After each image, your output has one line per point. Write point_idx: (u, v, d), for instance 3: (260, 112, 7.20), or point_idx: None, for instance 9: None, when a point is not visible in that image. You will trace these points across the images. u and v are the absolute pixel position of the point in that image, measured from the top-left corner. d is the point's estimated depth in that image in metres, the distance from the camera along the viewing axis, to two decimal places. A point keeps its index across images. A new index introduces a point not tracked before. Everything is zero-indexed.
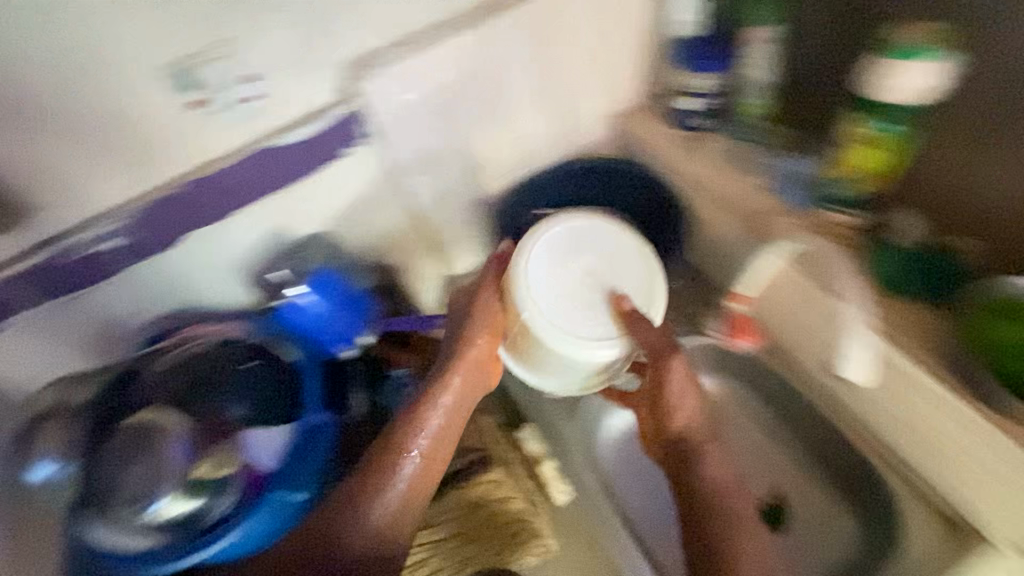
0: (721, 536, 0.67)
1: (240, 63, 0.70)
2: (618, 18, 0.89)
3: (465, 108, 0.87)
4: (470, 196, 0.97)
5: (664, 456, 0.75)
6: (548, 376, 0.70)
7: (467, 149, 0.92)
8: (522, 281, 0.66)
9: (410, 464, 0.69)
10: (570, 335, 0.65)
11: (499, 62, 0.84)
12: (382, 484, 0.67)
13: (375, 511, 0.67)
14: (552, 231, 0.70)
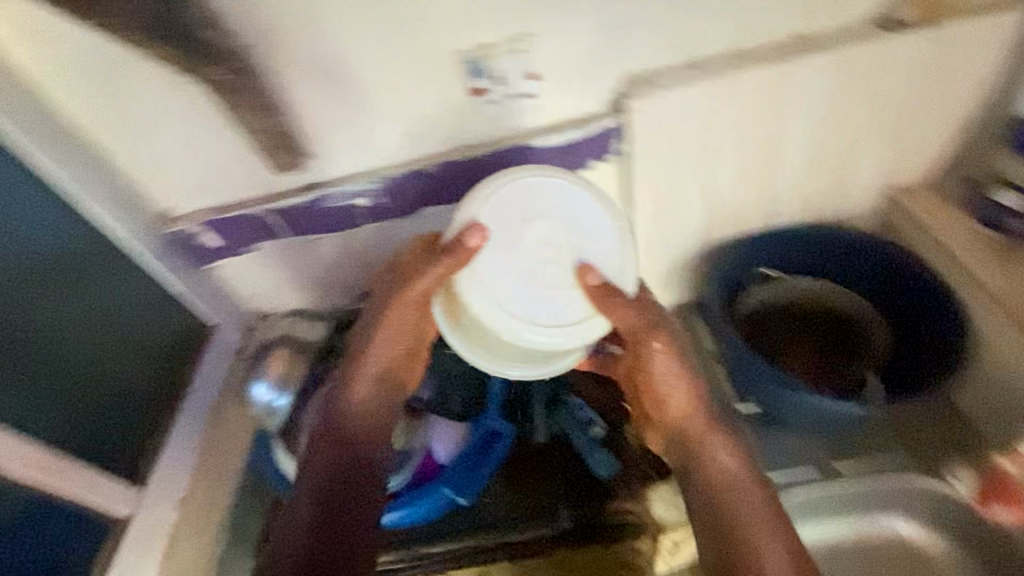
0: (733, 523, 0.62)
1: (530, 59, 0.71)
2: (937, 87, 0.79)
3: (727, 149, 0.81)
4: (692, 235, 0.92)
5: (666, 445, 0.70)
6: (512, 365, 0.69)
7: (711, 191, 0.86)
8: (474, 271, 0.65)
9: (355, 411, 0.67)
10: (528, 317, 0.66)
11: (786, 105, 0.78)
12: (339, 432, 0.66)
13: (349, 413, 0.67)
14: (500, 191, 0.65)
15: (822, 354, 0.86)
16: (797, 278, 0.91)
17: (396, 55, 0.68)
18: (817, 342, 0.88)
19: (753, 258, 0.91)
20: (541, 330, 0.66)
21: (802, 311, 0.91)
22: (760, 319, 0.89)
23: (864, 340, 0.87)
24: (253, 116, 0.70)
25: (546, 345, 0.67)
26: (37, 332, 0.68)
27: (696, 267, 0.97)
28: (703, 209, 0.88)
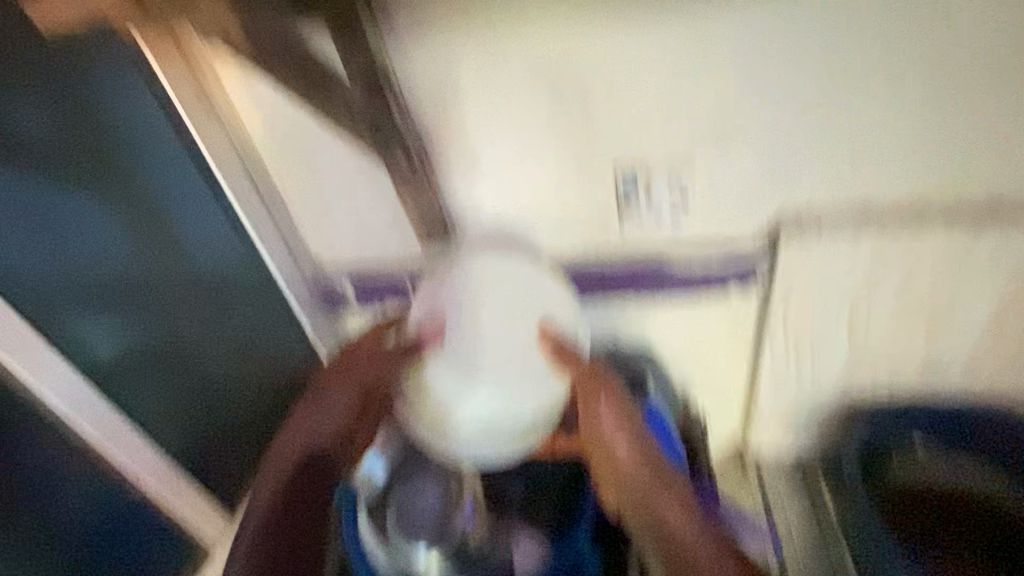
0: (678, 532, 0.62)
1: (687, 186, 0.72)
2: None
3: (887, 303, 0.75)
4: (830, 385, 0.83)
5: (620, 498, 0.65)
6: (481, 440, 0.64)
7: (860, 343, 0.78)
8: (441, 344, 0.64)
9: (292, 453, 0.66)
10: (505, 395, 0.63)
11: (961, 271, 0.71)
12: (275, 467, 0.66)
13: (301, 438, 0.66)
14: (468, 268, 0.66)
15: (961, 537, 0.80)
16: (951, 452, 0.84)
17: (557, 163, 0.72)
18: (959, 522, 0.81)
19: (902, 427, 0.83)
20: (520, 406, 0.63)
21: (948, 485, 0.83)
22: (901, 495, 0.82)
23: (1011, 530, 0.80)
24: (413, 202, 0.74)
25: (520, 423, 0.64)
26: None
27: (827, 419, 0.87)
28: (846, 362, 0.81)
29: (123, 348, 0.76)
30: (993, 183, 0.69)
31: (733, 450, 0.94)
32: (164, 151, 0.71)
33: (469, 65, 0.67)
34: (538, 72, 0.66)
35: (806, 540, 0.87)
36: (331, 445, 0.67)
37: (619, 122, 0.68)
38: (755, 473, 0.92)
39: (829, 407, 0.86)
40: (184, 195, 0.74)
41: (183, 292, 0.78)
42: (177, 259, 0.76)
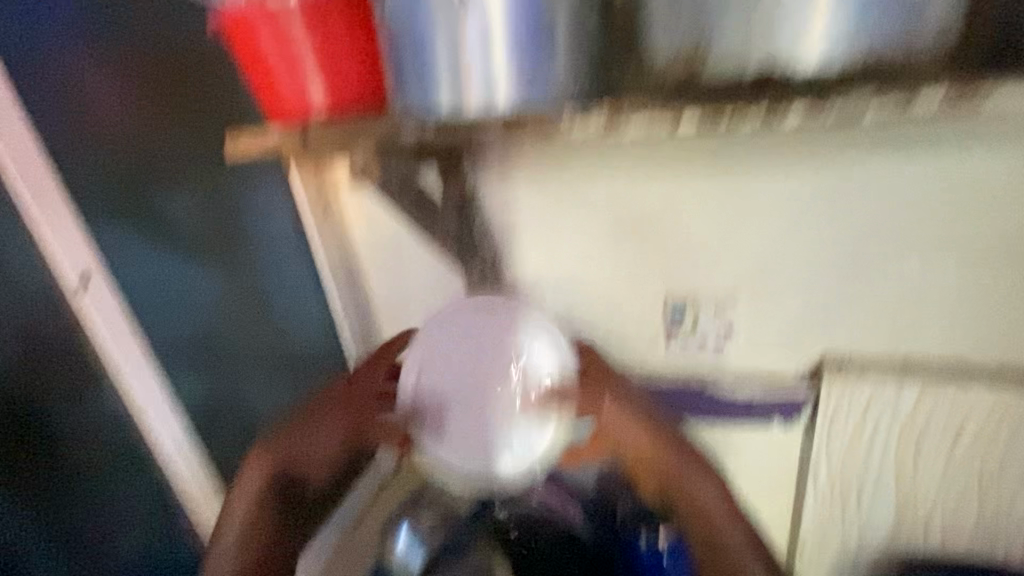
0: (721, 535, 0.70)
1: (730, 317, 0.78)
2: None
3: (935, 456, 0.74)
4: (878, 532, 0.81)
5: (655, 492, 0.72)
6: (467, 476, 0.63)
7: (909, 492, 0.77)
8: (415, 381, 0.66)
9: (256, 483, 0.71)
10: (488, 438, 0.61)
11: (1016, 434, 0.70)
12: (243, 493, 0.71)
13: (268, 471, 0.72)
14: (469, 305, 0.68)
15: None
16: None
17: (609, 286, 0.81)
18: None
19: None
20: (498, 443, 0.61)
21: None
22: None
23: None
24: None
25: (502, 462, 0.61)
26: None
27: (877, 567, 0.84)
28: (894, 510, 0.79)
29: (194, 399, 0.84)
30: None
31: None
32: (276, 243, 0.87)
33: (539, 200, 0.79)
34: (598, 210, 0.77)
35: None
36: (308, 473, 0.73)
37: (666, 258, 0.77)
38: None
39: (879, 557, 0.83)
40: (284, 278, 0.89)
41: (277, 358, 0.92)
42: (264, 324, 0.90)
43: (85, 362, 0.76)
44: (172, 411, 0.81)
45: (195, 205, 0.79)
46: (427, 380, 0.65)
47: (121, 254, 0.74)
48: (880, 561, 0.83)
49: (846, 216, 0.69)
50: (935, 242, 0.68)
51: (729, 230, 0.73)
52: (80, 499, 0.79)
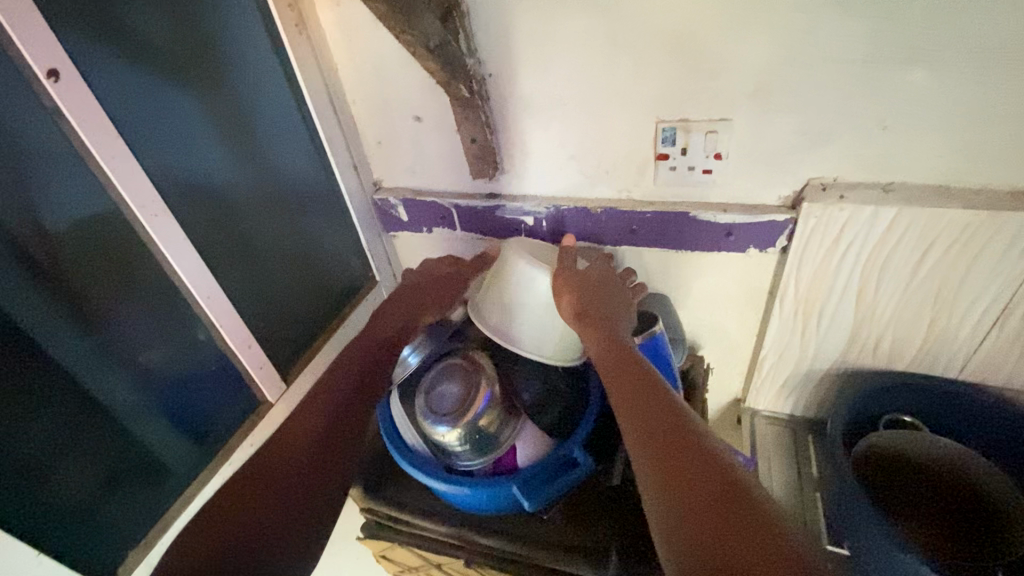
0: (663, 398, 0.62)
1: (720, 142, 0.76)
2: None
3: (897, 278, 0.78)
4: (832, 350, 0.90)
5: (605, 362, 0.69)
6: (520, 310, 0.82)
7: (866, 311, 0.83)
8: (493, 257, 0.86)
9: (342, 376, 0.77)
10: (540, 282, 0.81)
11: (978, 255, 0.73)
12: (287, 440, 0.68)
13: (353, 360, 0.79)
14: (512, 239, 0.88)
15: (921, 515, 0.83)
16: (950, 445, 0.83)
17: (598, 109, 0.79)
18: (923, 499, 0.84)
19: (896, 395, 0.89)
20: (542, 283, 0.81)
21: (933, 474, 0.85)
22: (888, 464, 0.86)
23: (972, 519, 0.81)
24: (470, 131, 0.83)
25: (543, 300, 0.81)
26: (266, 246, 0.89)
27: (824, 379, 0.94)
28: (849, 329, 0.86)
29: (162, 319, 0.76)
30: None
31: (736, 389, 1.06)
32: (265, 74, 0.83)
33: (526, 7, 0.72)
34: (589, 19, 0.71)
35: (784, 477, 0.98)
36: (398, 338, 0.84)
37: (661, 76, 0.73)
38: (750, 413, 1.04)
39: (827, 370, 0.93)
40: (279, 116, 0.86)
41: (273, 199, 0.89)
42: (258, 163, 0.85)
43: (80, 244, 0.65)
44: (202, 279, 0.76)
45: (162, 20, 0.68)
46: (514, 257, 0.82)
47: (106, 83, 0.63)
48: (827, 373, 0.93)
49: (854, 22, 0.63)
50: (949, 52, 0.62)
51: (730, 40, 0.68)
52: (107, 372, 0.72)
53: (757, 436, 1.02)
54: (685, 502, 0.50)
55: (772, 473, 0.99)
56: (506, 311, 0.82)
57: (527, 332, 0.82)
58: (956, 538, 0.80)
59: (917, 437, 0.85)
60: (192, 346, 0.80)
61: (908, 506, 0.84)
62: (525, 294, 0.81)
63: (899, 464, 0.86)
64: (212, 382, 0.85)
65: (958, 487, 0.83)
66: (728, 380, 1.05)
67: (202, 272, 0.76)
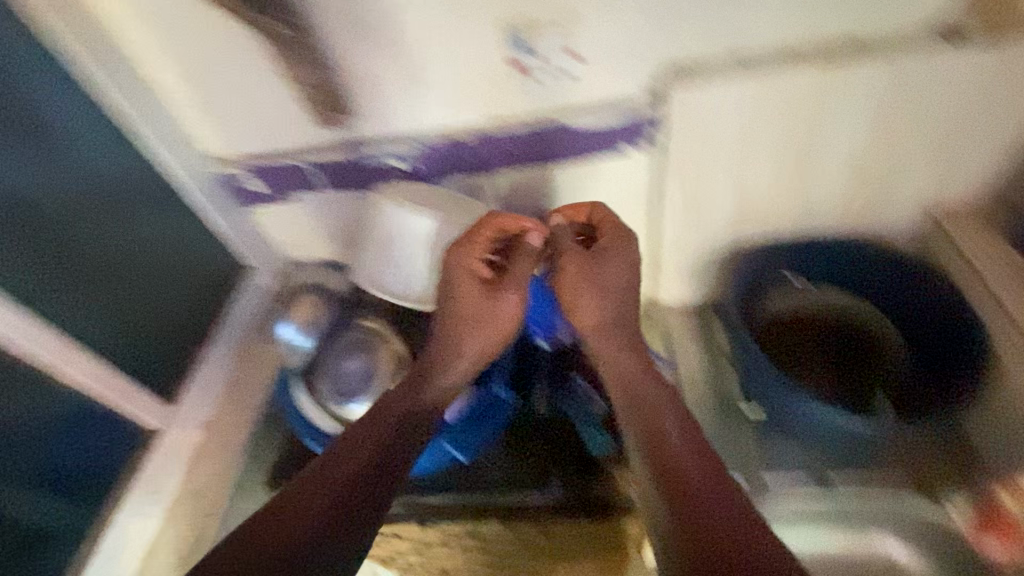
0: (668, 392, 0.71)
1: (575, 38, 0.71)
2: (989, 106, 0.75)
3: (764, 149, 0.80)
4: (721, 233, 0.92)
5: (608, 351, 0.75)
6: (396, 258, 0.77)
7: (743, 187, 0.85)
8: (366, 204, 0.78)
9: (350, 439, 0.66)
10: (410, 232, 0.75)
11: (829, 112, 0.76)
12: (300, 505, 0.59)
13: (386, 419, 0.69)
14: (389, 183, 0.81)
15: (813, 363, 0.89)
16: (819, 292, 0.93)
17: (443, 22, 0.70)
18: (809, 348, 0.90)
19: (773, 261, 0.92)
20: (411, 231, 0.75)
21: (811, 323, 0.92)
22: (782, 333, 0.91)
23: (848, 353, 0.90)
24: (303, 71, 0.71)
25: (417, 249, 0.76)
26: (90, 258, 0.75)
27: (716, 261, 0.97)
28: (732, 207, 0.88)
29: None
30: (863, 15, 0.70)
31: None
32: (19, 55, 0.65)
33: None
34: None
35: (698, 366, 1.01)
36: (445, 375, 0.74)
37: None
38: (657, 311, 1.06)
39: (721, 252, 0.95)
40: (63, 106, 0.70)
41: (78, 200, 0.74)
42: (44, 161, 0.70)
43: None
44: (27, 328, 0.65)
45: None
46: (382, 205, 0.76)
47: None
48: (721, 255, 0.96)
49: None
50: None
51: None
52: None
53: (668, 331, 1.04)
54: (687, 510, 0.59)
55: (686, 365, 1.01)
56: (381, 263, 0.78)
57: (406, 284, 0.79)
58: (864, 376, 0.88)
59: (787, 302, 0.92)
60: (30, 393, 0.69)
61: (816, 365, 0.89)
62: (397, 244, 0.76)
63: (790, 329, 0.91)
64: (70, 427, 0.74)
65: (841, 330, 0.91)
66: None
67: (24, 320, 0.65)
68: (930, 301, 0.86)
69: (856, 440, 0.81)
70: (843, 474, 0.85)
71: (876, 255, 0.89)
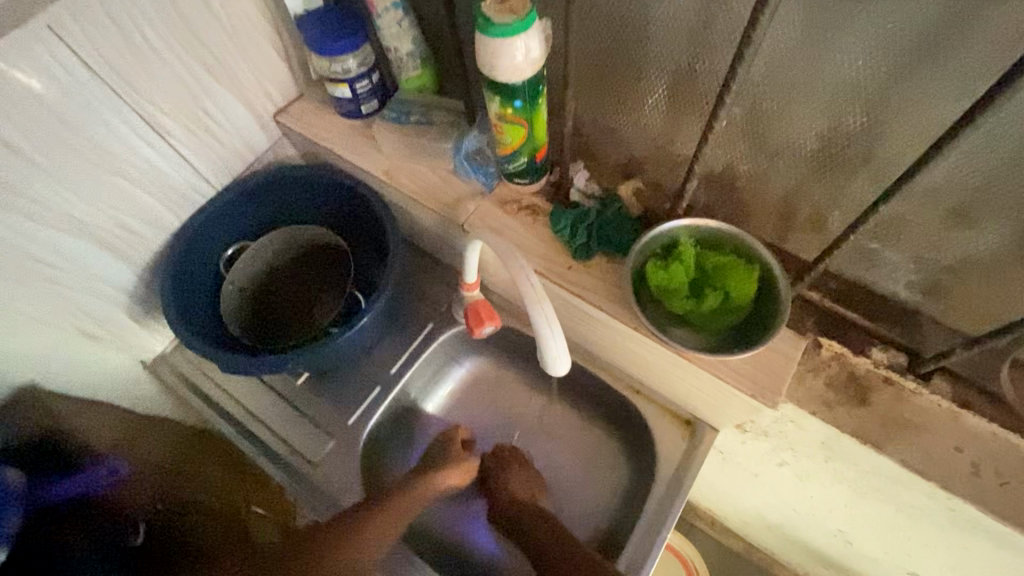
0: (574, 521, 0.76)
1: None
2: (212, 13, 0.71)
3: (47, 183, 0.66)
4: (120, 269, 0.78)
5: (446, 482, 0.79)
6: None
7: (76, 222, 0.70)
8: None
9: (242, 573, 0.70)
10: None
11: (65, 117, 0.64)
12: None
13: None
14: None
15: (302, 307, 0.86)
16: (257, 244, 0.87)
17: None
18: (290, 299, 0.87)
19: (193, 254, 0.82)
20: None
21: (279, 274, 0.89)
22: (257, 308, 0.86)
23: (321, 275, 0.88)
24: None
25: None
26: None
27: (154, 291, 0.83)
28: (92, 244, 0.73)
29: None
30: None
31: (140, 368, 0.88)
32: None
33: None
34: None
35: (245, 390, 0.87)
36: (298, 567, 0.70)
37: None
38: (166, 371, 0.88)
39: (142, 282, 0.81)
40: None
41: None
42: None
43: None
44: None
45: None
46: None
47: None
48: (142, 284, 0.81)
49: None
50: None
51: None
52: None
53: (196, 380, 0.88)
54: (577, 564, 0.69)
55: (234, 400, 0.86)
56: None
57: None
58: (336, 279, 0.87)
59: (232, 282, 0.86)
60: None
61: (305, 312, 0.86)
62: None
63: (261, 299, 0.87)
64: None
65: (296, 260, 0.89)
66: (122, 376, 0.85)
67: None
68: (322, 187, 0.86)
69: (375, 337, 0.85)
70: (401, 363, 0.89)
71: (259, 184, 0.85)
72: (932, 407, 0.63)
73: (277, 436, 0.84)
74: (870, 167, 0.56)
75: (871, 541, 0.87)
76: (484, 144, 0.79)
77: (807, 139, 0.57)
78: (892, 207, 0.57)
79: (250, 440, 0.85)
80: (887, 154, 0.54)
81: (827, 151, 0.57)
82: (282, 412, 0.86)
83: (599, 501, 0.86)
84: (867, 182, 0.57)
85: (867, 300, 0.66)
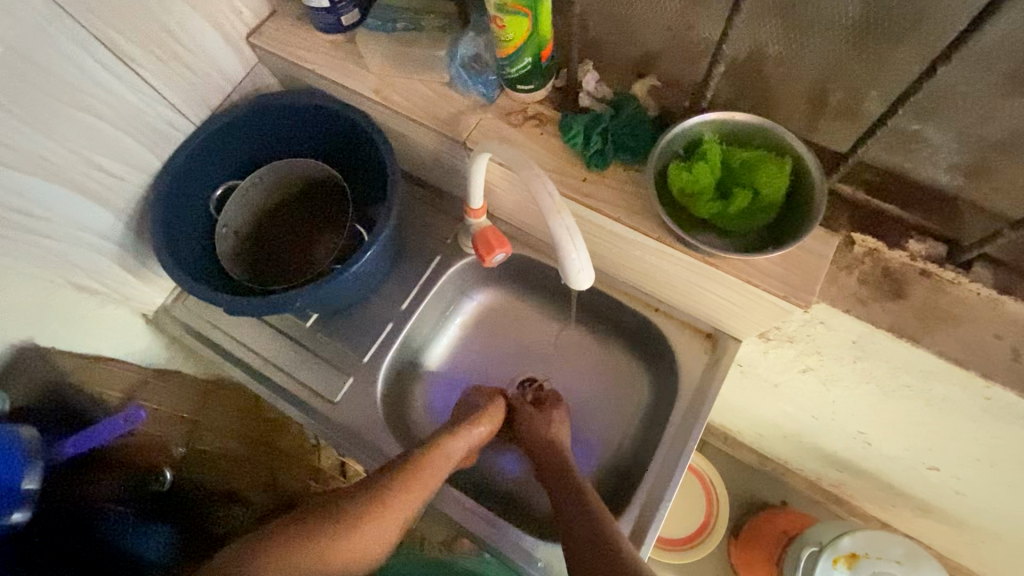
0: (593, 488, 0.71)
1: None
2: None
3: (12, 124, 0.59)
4: (104, 216, 0.72)
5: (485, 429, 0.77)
6: None
7: (48, 167, 0.64)
8: None
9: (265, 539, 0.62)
10: None
11: (18, 45, 0.56)
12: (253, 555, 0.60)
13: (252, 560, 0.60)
14: None
15: (300, 246, 0.82)
16: (247, 182, 0.82)
17: None
18: (288, 239, 0.82)
19: (180, 196, 0.77)
20: None
21: (273, 214, 0.84)
22: (254, 250, 0.82)
23: (317, 212, 0.83)
24: None
25: None
26: None
27: (143, 238, 0.79)
28: (70, 191, 0.67)
29: None
30: None
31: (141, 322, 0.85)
32: None
33: None
34: None
35: (254, 335, 0.85)
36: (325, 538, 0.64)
37: None
38: (169, 323, 0.85)
39: (129, 229, 0.76)
40: None
41: None
42: None
43: None
44: None
45: None
46: None
47: None
48: (129, 231, 0.77)
49: None
50: None
51: None
52: None
53: (201, 329, 0.85)
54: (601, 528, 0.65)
55: (243, 346, 0.84)
56: None
57: None
58: (333, 215, 0.83)
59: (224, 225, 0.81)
60: None
61: (303, 248, 0.82)
62: None
63: (258, 241, 0.83)
64: None
65: (289, 198, 0.85)
66: (124, 329, 0.82)
67: None
68: (308, 114, 0.80)
69: (381, 273, 0.82)
70: (412, 297, 0.86)
71: (241, 115, 0.78)
72: (971, 296, 0.60)
73: (291, 380, 0.82)
74: (917, 34, 0.50)
75: (894, 439, 0.87)
76: (481, 51, 0.72)
77: (847, 6, 0.51)
78: (942, 77, 0.51)
79: (263, 385, 0.83)
80: (938, 17, 0.48)
81: (869, 19, 0.51)
82: (294, 355, 0.84)
83: (622, 420, 0.86)
84: (912, 51, 0.52)
85: (904, 190, 0.62)
